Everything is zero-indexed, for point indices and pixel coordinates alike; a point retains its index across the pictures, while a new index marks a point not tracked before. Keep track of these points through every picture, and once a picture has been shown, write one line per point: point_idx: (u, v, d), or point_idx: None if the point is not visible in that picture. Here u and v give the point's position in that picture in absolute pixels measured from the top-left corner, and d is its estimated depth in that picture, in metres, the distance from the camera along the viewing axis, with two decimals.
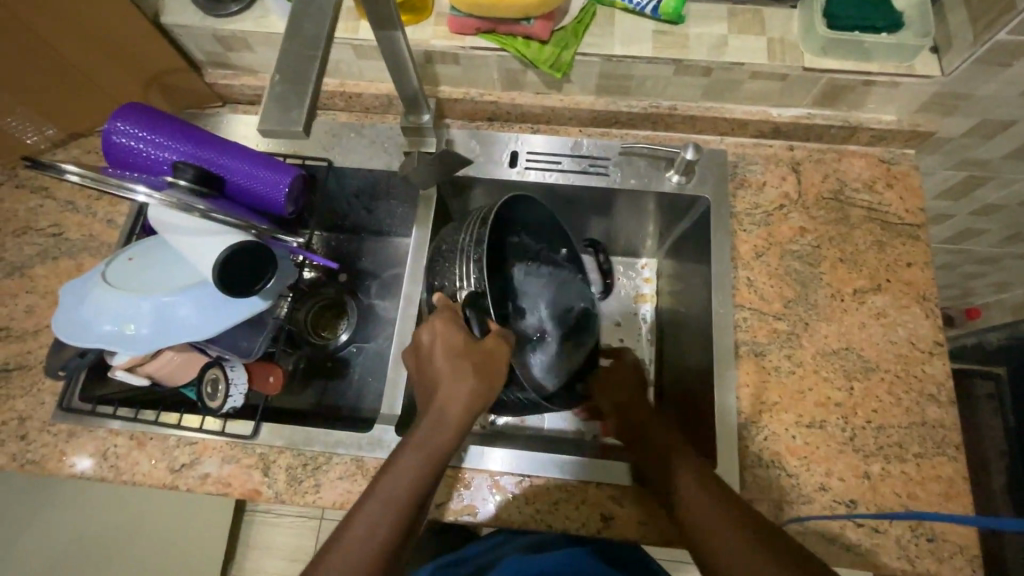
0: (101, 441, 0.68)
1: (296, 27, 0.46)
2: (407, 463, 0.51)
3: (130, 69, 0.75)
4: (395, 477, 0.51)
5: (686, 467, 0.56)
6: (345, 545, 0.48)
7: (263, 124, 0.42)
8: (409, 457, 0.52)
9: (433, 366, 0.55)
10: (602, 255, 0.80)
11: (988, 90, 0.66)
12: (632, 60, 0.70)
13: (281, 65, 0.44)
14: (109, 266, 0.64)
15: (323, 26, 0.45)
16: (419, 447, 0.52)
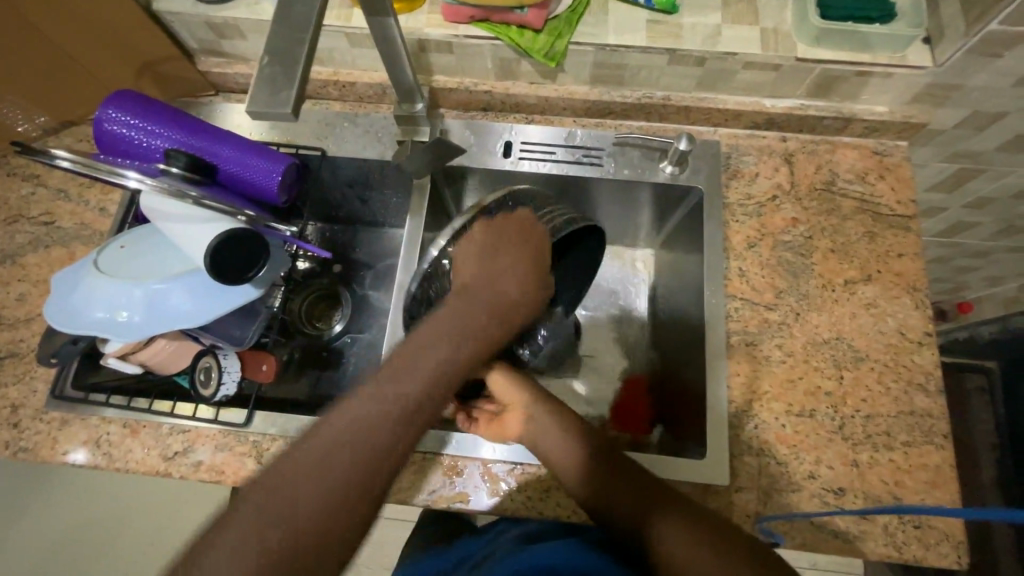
0: (94, 429, 0.68)
1: (286, 8, 0.45)
2: (427, 363, 0.49)
3: (122, 56, 0.74)
4: (414, 372, 0.48)
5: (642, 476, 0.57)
6: (348, 434, 0.44)
7: (250, 107, 0.42)
8: (431, 354, 0.50)
9: (511, 265, 0.57)
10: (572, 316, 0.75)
11: (979, 81, 0.66)
12: (625, 49, 0.70)
13: (269, 47, 0.44)
14: (100, 253, 0.64)
15: (312, 9, 0.45)
16: (443, 348, 0.51)
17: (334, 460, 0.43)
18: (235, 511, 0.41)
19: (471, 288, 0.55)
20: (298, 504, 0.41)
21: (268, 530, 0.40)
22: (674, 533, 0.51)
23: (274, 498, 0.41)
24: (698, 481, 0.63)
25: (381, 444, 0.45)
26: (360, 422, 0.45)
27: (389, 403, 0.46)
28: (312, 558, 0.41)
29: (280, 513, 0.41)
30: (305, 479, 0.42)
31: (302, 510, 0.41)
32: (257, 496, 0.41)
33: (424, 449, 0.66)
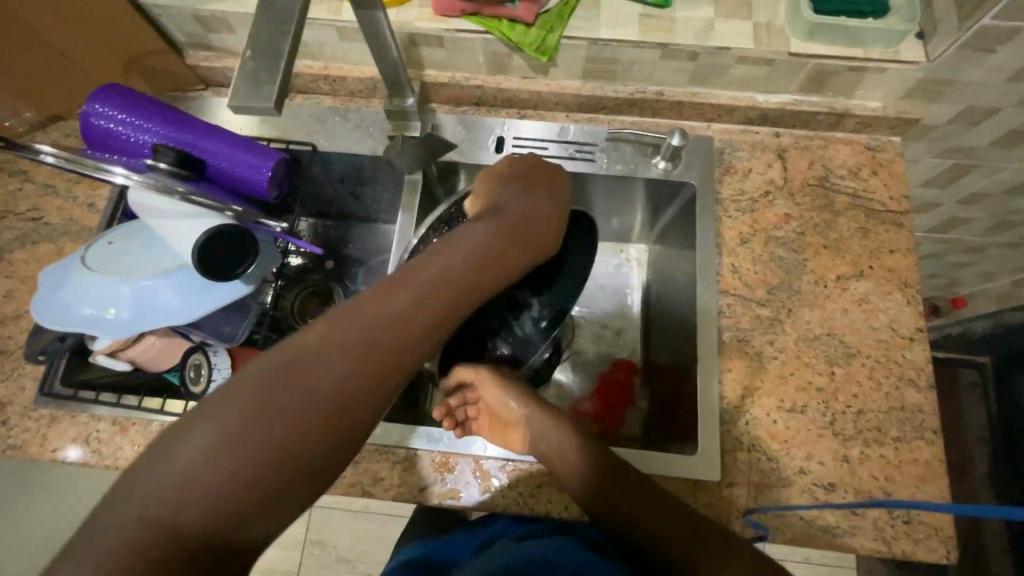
0: (83, 427, 0.68)
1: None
2: (431, 287, 0.45)
3: (109, 49, 0.73)
4: (414, 296, 0.43)
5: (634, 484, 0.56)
6: (342, 347, 0.40)
7: (233, 100, 0.41)
8: (438, 281, 0.45)
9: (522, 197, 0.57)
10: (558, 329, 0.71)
11: (972, 76, 0.66)
12: (617, 43, 0.69)
13: (252, 40, 0.43)
14: (88, 249, 0.64)
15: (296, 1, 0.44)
16: (450, 276, 0.46)
17: (325, 371, 0.39)
18: (206, 412, 0.36)
19: (478, 227, 0.52)
20: (286, 411, 0.37)
21: (252, 429, 0.36)
22: (672, 540, 0.51)
23: (258, 402, 0.37)
24: (690, 477, 0.63)
25: (392, 334, 0.41)
26: (356, 340, 0.40)
27: (387, 323, 0.42)
28: (307, 457, 0.38)
29: (266, 419, 0.37)
30: (289, 386, 0.38)
31: (292, 419, 0.37)
32: (236, 398, 0.37)
33: (414, 445, 0.66)
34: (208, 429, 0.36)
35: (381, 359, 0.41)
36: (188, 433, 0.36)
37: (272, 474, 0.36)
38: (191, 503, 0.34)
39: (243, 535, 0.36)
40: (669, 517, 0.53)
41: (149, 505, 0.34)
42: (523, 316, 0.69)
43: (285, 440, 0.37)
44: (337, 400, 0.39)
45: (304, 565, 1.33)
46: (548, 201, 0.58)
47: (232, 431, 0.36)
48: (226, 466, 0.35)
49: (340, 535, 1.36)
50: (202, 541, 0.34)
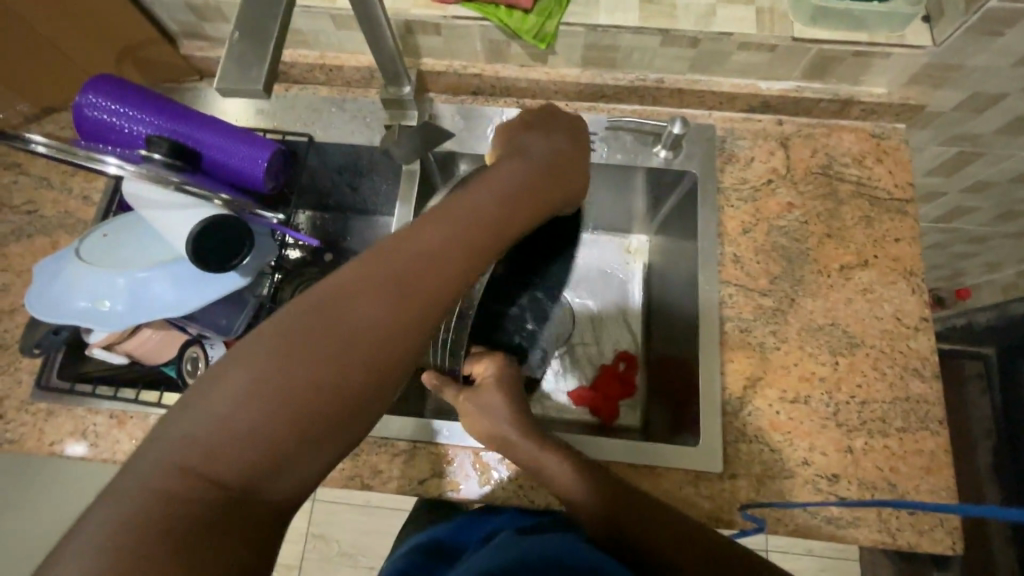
0: (80, 420, 0.67)
1: None
2: (453, 237, 0.44)
3: (102, 39, 0.72)
4: (436, 249, 0.43)
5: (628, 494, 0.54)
6: (363, 301, 0.39)
7: (220, 84, 0.40)
8: (460, 232, 0.44)
9: (535, 150, 0.55)
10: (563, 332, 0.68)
11: (979, 61, 0.64)
12: (617, 30, 0.68)
13: (240, 22, 0.42)
14: (84, 241, 0.63)
15: None
16: (473, 227, 0.45)
17: (349, 322, 0.39)
18: (225, 369, 0.36)
19: (490, 181, 0.50)
20: (313, 360, 0.37)
21: (271, 388, 0.36)
22: (667, 544, 0.50)
23: (283, 352, 0.37)
24: (692, 469, 0.62)
25: (411, 290, 0.41)
26: (378, 289, 0.40)
27: (410, 273, 0.41)
28: (327, 416, 0.37)
29: (290, 369, 0.37)
30: (312, 338, 0.38)
31: (317, 367, 0.37)
32: (261, 349, 0.37)
33: (413, 437, 0.65)
34: (238, 380, 0.36)
35: (405, 307, 0.40)
36: (216, 383, 0.36)
37: (302, 424, 0.36)
38: (221, 450, 0.35)
39: (275, 484, 0.36)
40: (655, 524, 0.52)
41: (179, 454, 0.34)
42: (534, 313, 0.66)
43: (312, 389, 0.37)
44: (362, 350, 0.38)
45: (307, 559, 1.33)
46: (563, 159, 0.56)
47: (258, 380, 0.36)
48: (254, 416, 0.35)
49: (342, 529, 1.36)
50: (235, 488, 0.35)
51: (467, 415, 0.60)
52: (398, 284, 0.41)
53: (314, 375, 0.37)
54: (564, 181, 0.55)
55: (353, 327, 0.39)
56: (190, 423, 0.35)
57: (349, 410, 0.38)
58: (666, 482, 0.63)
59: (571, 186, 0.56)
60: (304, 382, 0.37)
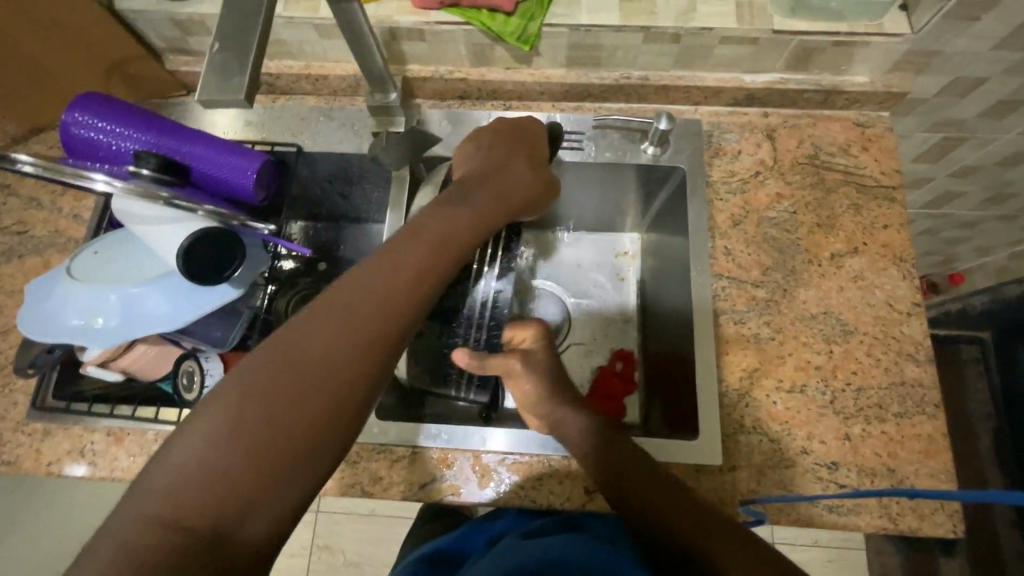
0: (77, 439, 0.67)
1: None
2: (411, 258, 0.46)
3: (88, 58, 0.72)
4: (394, 271, 0.45)
5: (650, 485, 0.56)
6: (334, 322, 0.41)
7: (201, 94, 0.37)
8: (417, 252, 0.46)
9: (497, 158, 0.59)
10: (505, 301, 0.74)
11: (959, 45, 0.65)
12: (599, 29, 0.68)
13: (216, 30, 0.39)
14: (74, 259, 0.63)
15: None
16: (429, 247, 0.47)
17: (315, 352, 0.40)
18: (207, 405, 0.37)
19: (456, 194, 0.53)
20: (282, 392, 0.38)
21: (251, 415, 0.37)
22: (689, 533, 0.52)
23: (251, 390, 0.38)
24: (692, 462, 0.62)
25: (375, 307, 0.43)
26: (346, 309, 0.42)
27: (370, 295, 0.43)
28: (311, 434, 0.38)
29: (261, 406, 0.38)
30: (279, 373, 0.39)
31: (286, 398, 0.38)
32: (230, 390, 0.38)
33: (412, 443, 0.65)
34: (209, 424, 0.37)
35: (368, 331, 0.42)
36: (187, 431, 0.37)
37: (275, 458, 0.37)
38: (195, 497, 0.35)
39: (253, 522, 0.36)
40: (669, 515, 0.53)
41: (154, 504, 0.34)
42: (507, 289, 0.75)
43: (292, 409, 0.38)
44: (338, 368, 0.40)
45: (313, 571, 1.32)
46: (527, 164, 0.60)
47: (228, 420, 0.37)
48: (225, 457, 0.36)
49: (346, 539, 1.35)
50: (219, 524, 0.35)
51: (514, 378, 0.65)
52: (365, 302, 0.43)
53: (285, 408, 0.38)
54: (526, 186, 0.59)
55: (323, 347, 0.40)
56: (170, 464, 0.36)
57: (322, 435, 0.39)
58: None
59: (538, 184, 0.60)
60: (276, 415, 0.38)
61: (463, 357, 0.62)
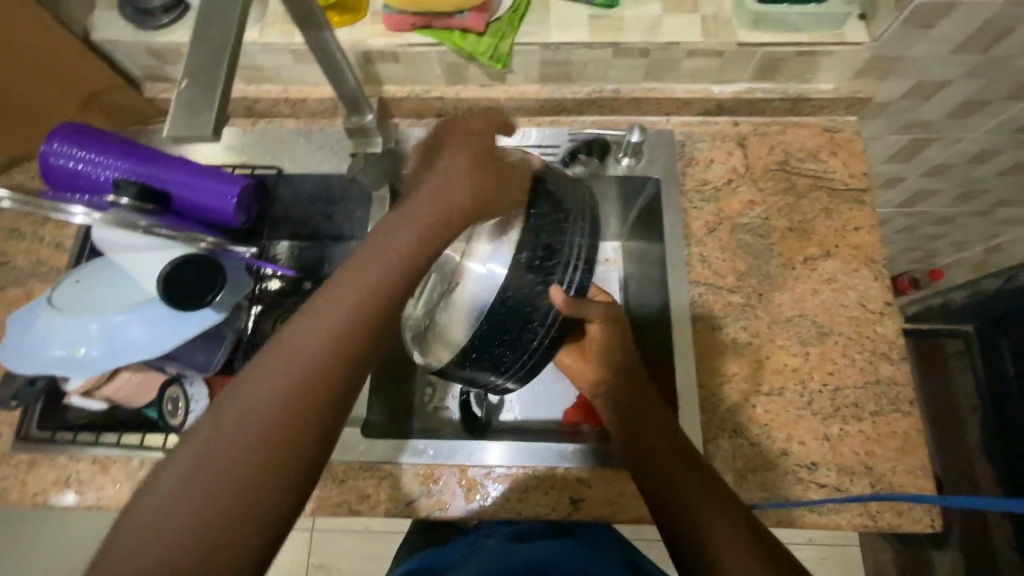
0: (62, 469, 0.67)
1: (202, 25, 0.41)
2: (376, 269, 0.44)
3: (64, 89, 0.73)
4: (363, 274, 0.43)
5: (658, 479, 0.53)
6: (300, 345, 0.41)
7: (168, 132, 0.38)
8: (383, 261, 0.44)
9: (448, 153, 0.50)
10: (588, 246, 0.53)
11: (917, 52, 0.67)
12: (569, 46, 0.70)
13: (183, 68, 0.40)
14: (57, 289, 0.63)
15: (230, 27, 0.41)
16: (395, 256, 0.44)
17: (290, 369, 0.40)
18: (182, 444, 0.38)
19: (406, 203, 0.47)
20: (252, 422, 0.38)
21: (223, 448, 0.38)
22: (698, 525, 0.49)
23: (221, 424, 0.38)
24: None
25: (341, 324, 0.42)
26: (311, 330, 0.41)
27: (336, 312, 0.42)
28: (283, 459, 0.38)
29: (241, 428, 0.38)
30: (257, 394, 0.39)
31: (255, 428, 0.38)
32: (217, 413, 0.39)
33: (398, 459, 0.66)
34: (195, 448, 0.38)
35: (335, 350, 0.41)
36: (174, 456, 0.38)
37: (254, 479, 0.37)
38: (174, 532, 0.35)
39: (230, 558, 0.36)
40: (663, 506, 0.52)
41: (133, 546, 0.35)
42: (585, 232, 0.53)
43: (263, 438, 0.38)
44: (306, 389, 0.40)
45: None
46: (481, 153, 0.50)
47: (212, 443, 0.38)
48: (209, 483, 0.37)
49: (344, 557, 1.34)
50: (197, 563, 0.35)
51: (597, 330, 0.58)
52: (333, 320, 0.42)
53: (254, 437, 0.38)
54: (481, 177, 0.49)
55: (288, 372, 0.40)
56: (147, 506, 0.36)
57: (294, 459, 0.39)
58: None
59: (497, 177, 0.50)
60: (243, 449, 0.38)
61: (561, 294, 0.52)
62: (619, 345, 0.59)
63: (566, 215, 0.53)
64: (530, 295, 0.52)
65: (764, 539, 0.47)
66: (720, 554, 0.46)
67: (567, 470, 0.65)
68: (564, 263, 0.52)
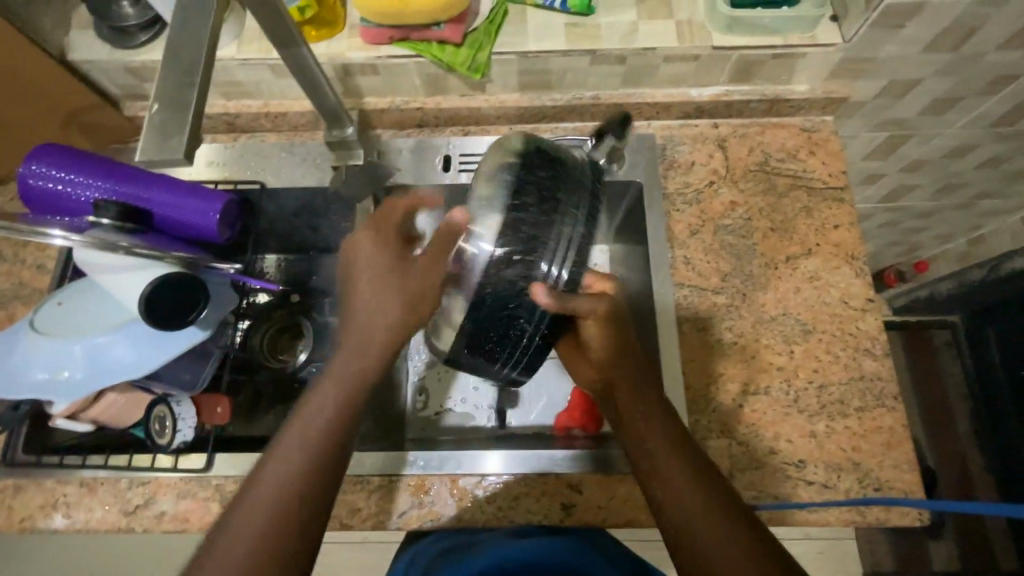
0: (50, 492, 0.66)
1: (173, 47, 0.42)
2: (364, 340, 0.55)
3: (41, 109, 0.73)
4: (361, 332, 0.55)
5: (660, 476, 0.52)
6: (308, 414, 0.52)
7: (139, 155, 0.38)
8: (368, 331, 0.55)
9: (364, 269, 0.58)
10: (576, 235, 0.52)
11: (889, 51, 0.68)
12: (547, 55, 0.71)
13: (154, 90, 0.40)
14: (38, 312, 0.63)
15: (201, 47, 0.42)
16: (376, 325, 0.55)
17: (338, 392, 0.53)
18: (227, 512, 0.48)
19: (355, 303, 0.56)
20: (271, 488, 0.48)
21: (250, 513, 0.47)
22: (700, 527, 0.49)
23: (252, 492, 0.49)
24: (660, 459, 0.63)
25: (341, 388, 0.53)
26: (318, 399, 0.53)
27: (337, 380, 0.53)
28: (297, 513, 0.48)
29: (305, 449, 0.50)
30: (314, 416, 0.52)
31: (274, 492, 0.48)
32: (263, 472, 0.49)
33: (388, 471, 0.65)
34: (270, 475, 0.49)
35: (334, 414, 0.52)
36: (250, 487, 0.49)
37: (325, 484, 0.50)
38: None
39: None
40: (661, 503, 0.52)
41: None
42: (574, 221, 0.52)
43: (279, 499, 0.48)
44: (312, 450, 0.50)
45: None
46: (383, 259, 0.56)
47: (287, 464, 0.49)
48: (242, 536, 0.46)
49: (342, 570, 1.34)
50: None
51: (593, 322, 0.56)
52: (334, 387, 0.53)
53: (274, 500, 0.48)
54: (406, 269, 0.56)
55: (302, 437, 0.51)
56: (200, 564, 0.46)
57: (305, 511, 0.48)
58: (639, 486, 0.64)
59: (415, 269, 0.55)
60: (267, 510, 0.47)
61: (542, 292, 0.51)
62: (619, 338, 0.56)
63: (556, 203, 0.52)
64: (513, 291, 0.52)
65: (759, 531, 0.49)
66: (722, 555, 0.47)
67: (558, 476, 0.65)
68: (547, 256, 0.52)
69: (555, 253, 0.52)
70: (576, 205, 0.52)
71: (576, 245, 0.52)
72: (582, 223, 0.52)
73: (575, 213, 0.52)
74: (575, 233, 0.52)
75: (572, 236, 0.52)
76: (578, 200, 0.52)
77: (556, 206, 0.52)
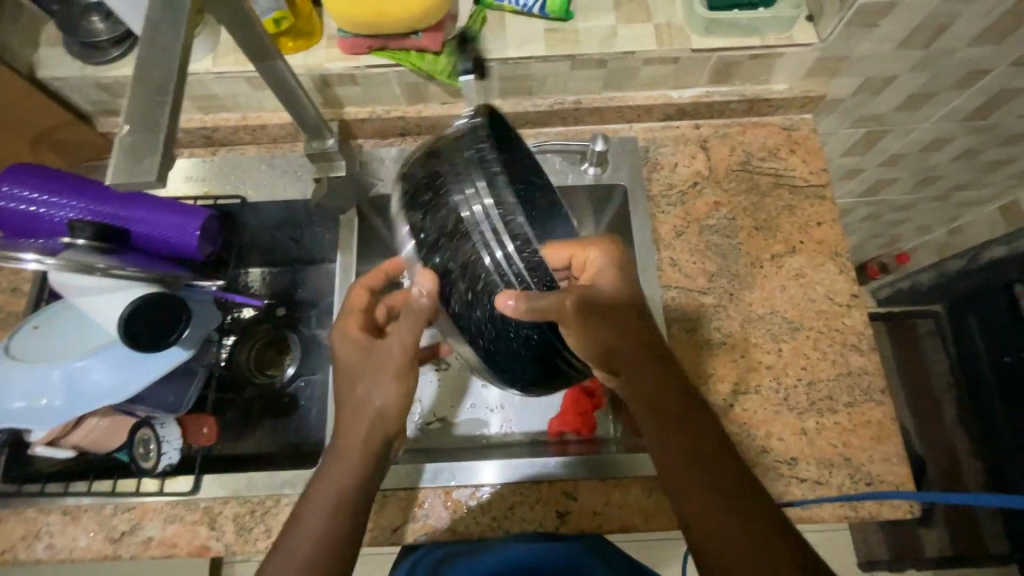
0: (31, 522, 0.64)
1: (142, 65, 0.40)
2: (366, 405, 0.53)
3: (10, 129, 0.71)
4: (365, 399, 0.53)
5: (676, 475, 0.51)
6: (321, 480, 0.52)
7: (109, 177, 0.37)
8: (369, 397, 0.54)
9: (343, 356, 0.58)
10: (492, 219, 0.53)
11: (863, 49, 0.68)
12: (526, 60, 0.71)
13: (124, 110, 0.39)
14: (13, 337, 0.61)
15: (172, 65, 0.41)
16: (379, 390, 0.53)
17: (357, 442, 0.53)
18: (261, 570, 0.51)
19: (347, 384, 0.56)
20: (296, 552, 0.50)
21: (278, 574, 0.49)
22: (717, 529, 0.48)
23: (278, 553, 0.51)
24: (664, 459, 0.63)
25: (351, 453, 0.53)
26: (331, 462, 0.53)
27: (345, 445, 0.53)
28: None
29: (340, 488, 0.52)
30: (344, 455, 0.53)
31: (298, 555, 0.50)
32: (289, 537, 0.51)
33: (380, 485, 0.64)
34: (308, 510, 0.52)
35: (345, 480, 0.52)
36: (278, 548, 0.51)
37: (354, 529, 0.52)
38: None
39: None
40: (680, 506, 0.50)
41: None
42: (479, 207, 0.53)
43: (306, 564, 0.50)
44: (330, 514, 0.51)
45: None
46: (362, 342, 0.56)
47: (316, 512, 0.51)
48: None
49: None
50: None
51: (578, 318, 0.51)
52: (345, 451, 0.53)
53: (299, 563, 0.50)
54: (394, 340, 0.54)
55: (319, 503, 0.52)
56: None
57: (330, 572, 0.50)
58: (632, 492, 0.64)
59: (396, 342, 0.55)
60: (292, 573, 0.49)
61: (511, 303, 0.49)
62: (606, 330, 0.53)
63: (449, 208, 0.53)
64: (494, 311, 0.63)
65: (794, 547, 0.47)
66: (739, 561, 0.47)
67: (551, 483, 0.65)
68: (487, 261, 0.53)
69: (491, 250, 0.53)
70: (465, 191, 0.53)
71: (498, 229, 0.53)
72: (485, 204, 0.52)
73: (475, 201, 0.53)
74: (490, 217, 0.53)
75: (489, 224, 0.52)
76: (466, 185, 0.53)
77: (456, 212, 0.53)
